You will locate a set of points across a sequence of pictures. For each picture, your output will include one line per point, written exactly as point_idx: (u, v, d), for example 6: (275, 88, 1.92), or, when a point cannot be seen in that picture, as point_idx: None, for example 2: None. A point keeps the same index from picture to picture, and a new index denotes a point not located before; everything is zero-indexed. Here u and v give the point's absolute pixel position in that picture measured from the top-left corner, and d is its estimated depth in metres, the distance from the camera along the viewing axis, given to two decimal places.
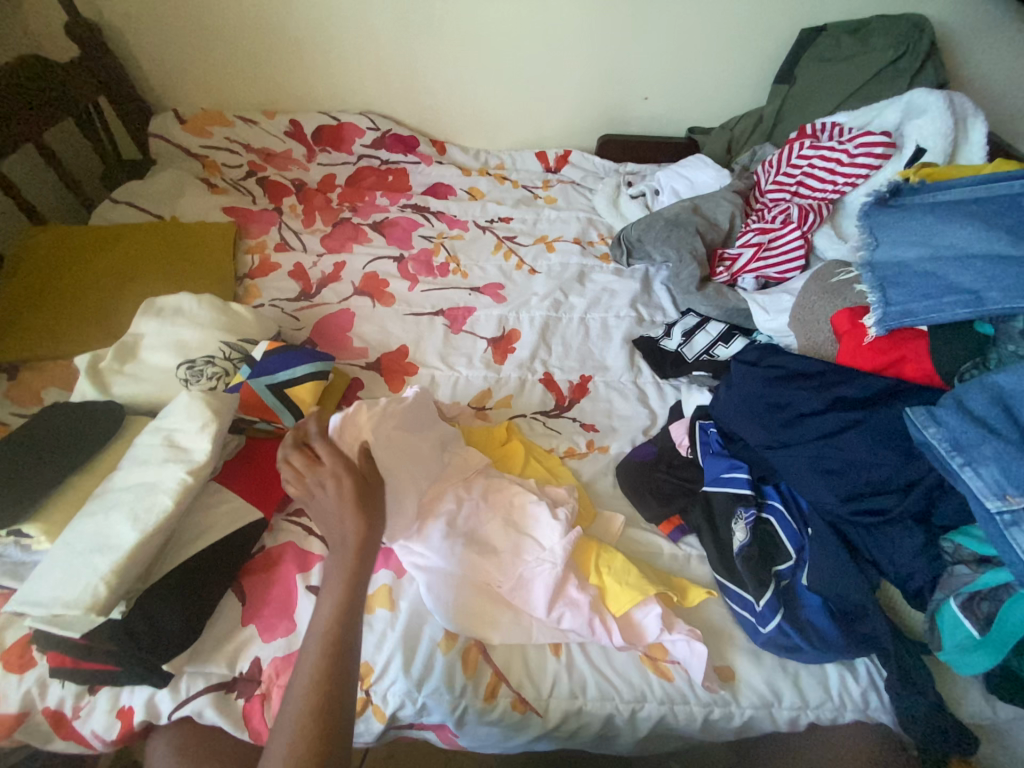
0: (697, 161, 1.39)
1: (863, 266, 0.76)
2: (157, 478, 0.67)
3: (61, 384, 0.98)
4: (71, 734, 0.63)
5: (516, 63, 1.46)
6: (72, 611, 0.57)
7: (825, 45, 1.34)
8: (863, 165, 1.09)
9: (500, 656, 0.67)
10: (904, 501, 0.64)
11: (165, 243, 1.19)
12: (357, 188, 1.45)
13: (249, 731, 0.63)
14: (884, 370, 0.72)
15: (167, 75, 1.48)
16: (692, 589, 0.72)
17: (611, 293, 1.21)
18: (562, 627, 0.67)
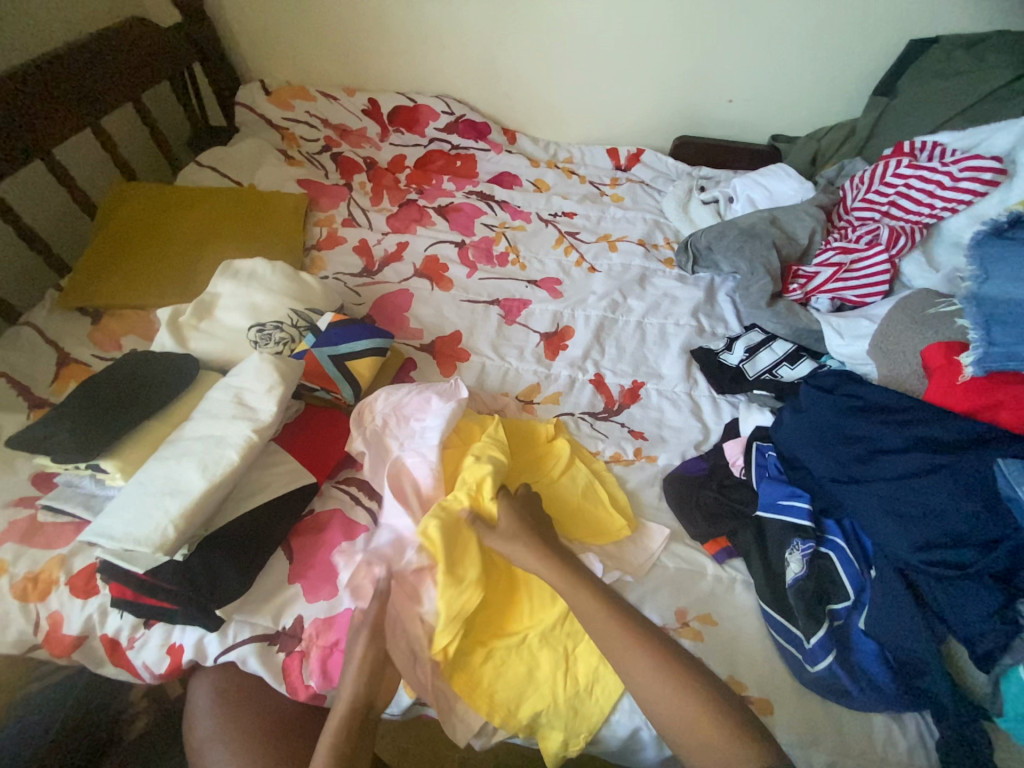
0: (778, 171, 1.32)
1: (966, 300, 0.71)
2: (225, 432, 0.70)
3: (138, 333, 1.04)
4: (124, 662, 0.67)
5: (598, 56, 1.43)
6: (141, 547, 0.61)
7: (937, 57, 1.24)
8: (967, 190, 1.00)
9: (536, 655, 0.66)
10: (984, 559, 0.59)
11: (242, 209, 1.24)
12: (425, 172, 1.47)
13: (285, 685, 0.65)
14: (976, 414, 0.67)
15: (259, 47, 1.53)
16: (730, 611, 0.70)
17: (671, 299, 1.18)
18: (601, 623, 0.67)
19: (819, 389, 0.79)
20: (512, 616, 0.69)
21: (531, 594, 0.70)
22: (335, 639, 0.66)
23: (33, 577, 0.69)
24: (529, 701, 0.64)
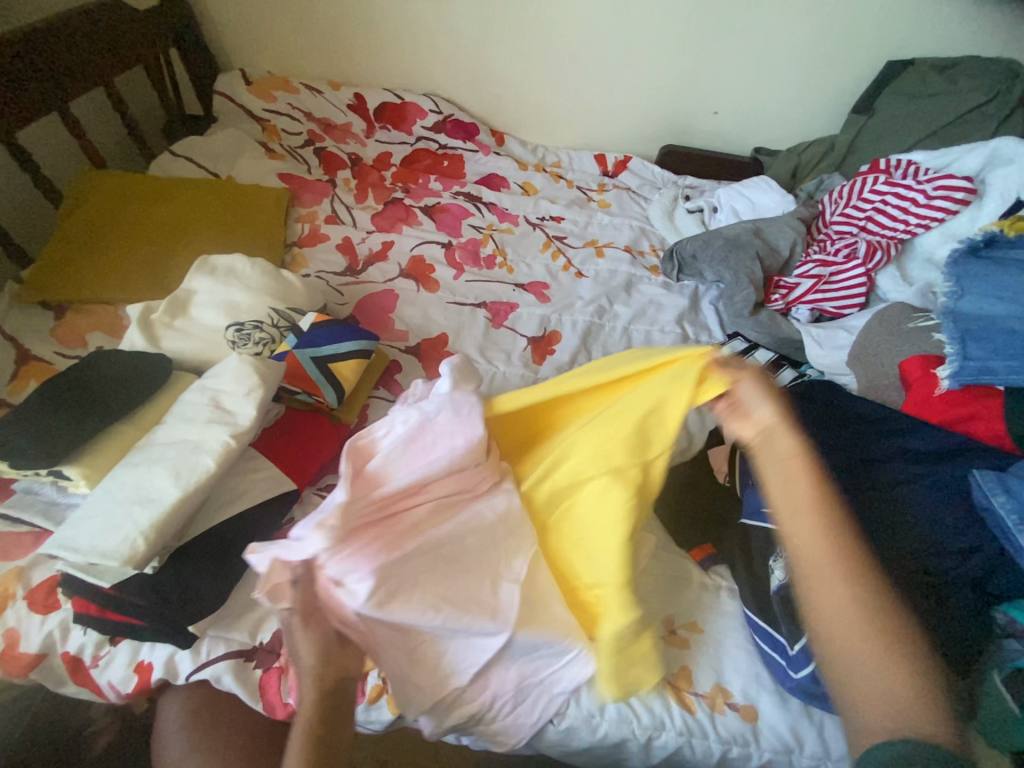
0: (761, 183, 1.35)
1: (943, 313, 0.73)
2: (201, 437, 0.67)
3: (106, 331, 0.99)
4: (88, 681, 0.63)
5: (587, 62, 1.43)
6: (108, 561, 0.57)
7: (911, 79, 1.29)
8: (940, 208, 1.05)
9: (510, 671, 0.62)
10: (961, 566, 0.60)
11: (221, 203, 1.19)
12: (412, 170, 1.44)
13: (262, 703, 0.62)
14: (951, 426, 0.69)
15: (239, 36, 1.48)
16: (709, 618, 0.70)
17: (657, 306, 1.19)
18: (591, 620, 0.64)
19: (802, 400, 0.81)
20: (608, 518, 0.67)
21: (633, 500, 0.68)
22: None
23: None
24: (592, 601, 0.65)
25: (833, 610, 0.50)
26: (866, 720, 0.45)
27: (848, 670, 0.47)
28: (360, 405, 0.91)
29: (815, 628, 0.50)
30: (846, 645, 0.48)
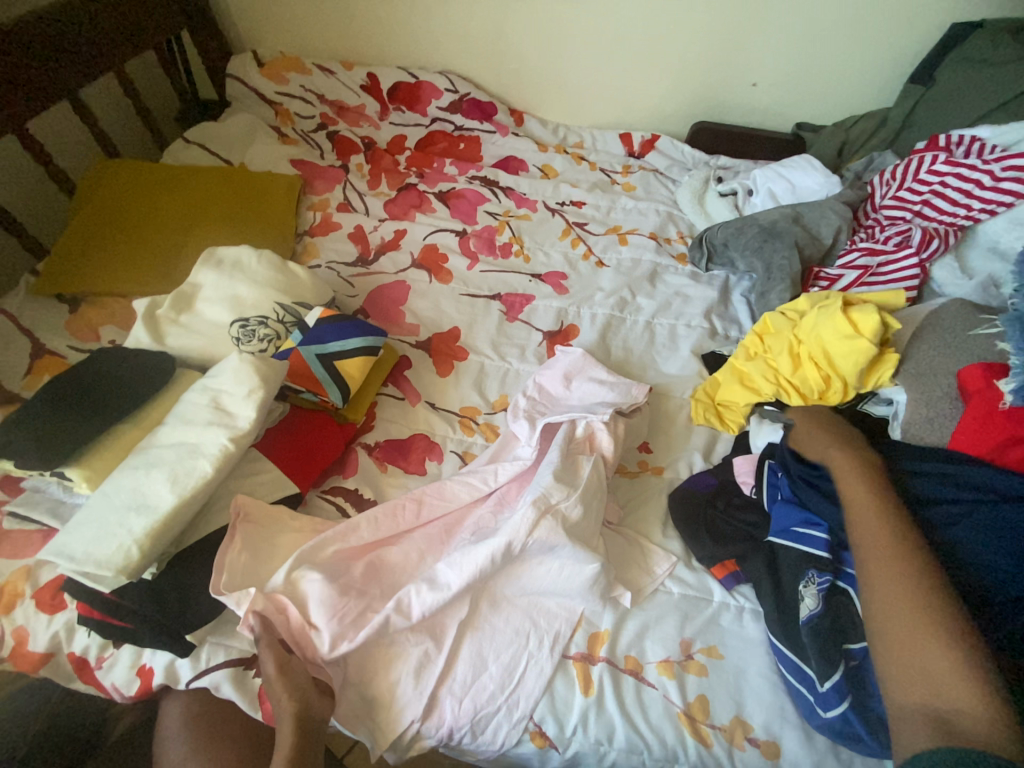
0: (802, 162, 1.24)
1: (1011, 319, 0.63)
2: (200, 441, 0.65)
3: (118, 324, 0.99)
4: (93, 681, 0.63)
5: (613, 32, 1.33)
6: (103, 571, 0.56)
7: (982, 41, 1.14)
8: (1008, 191, 0.93)
9: (476, 701, 0.61)
10: (1016, 616, 0.53)
11: (230, 191, 1.17)
12: (426, 154, 1.38)
13: (262, 712, 0.61)
14: (1018, 444, 0.59)
15: (251, 16, 1.44)
16: (716, 647, 0.66)
17: (683, 298, 1.11)
18: (568, 650, 0.65)
19: (808, 437, 0.75)
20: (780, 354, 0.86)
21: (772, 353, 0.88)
22: None
23: None
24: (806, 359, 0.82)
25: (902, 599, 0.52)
26: (908, 698, 0.49)
27: (902, 659, 0.50)
28: (367, 403, 0.88)
29: (881, 619, 0.53)
30: (910, 637, 0.51)
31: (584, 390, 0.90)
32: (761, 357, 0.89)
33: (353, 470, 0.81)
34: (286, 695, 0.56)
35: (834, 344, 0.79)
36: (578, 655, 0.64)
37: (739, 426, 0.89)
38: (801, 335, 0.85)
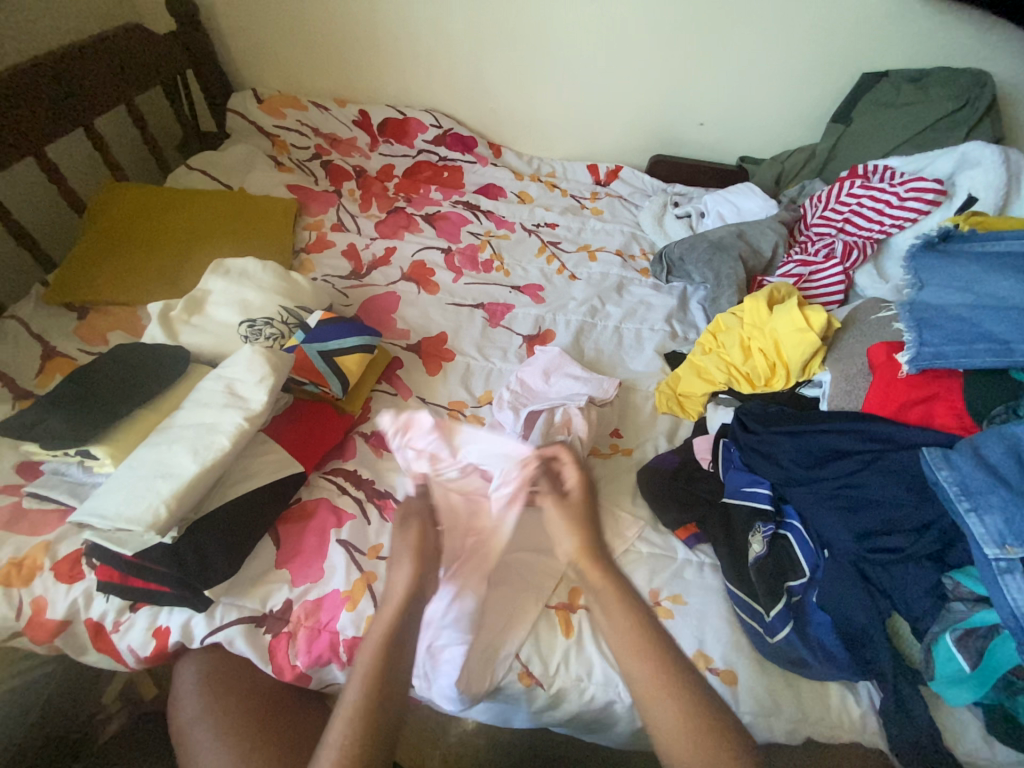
0: (745, 188, 1.42)
1: (902, 304, 0.77)
2: (217, 420, 0.72)
3: (126, 330, 1.06)
4: (108, 646, 0.70)
5: (579, 77, 1.51)
6: (133, 527, 0.63)
7: (886, 89, 1.36)
8: (912, 209, 1.11)
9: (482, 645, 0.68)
10: (916, 540, 0.64)
11: (232, 211, 1.27)
12: (414, 181, 1.52)
13: (272, 665, 0.67)
14: (914, 406, 0.73)
15: (252, 59, 1.58)
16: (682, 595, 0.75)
17: (647, 306, 1.25)
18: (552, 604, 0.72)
19: (750, 414, 0.85)
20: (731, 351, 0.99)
21: (723, 350, 1.00)
22: (324, 621, 0.69)
23: (16, 563, 0.70)
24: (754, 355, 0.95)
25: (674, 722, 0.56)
26: None
27: None
28: (363, 396, 0.96)
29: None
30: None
31: (566, 380, 1.00)
32: (715, 352, 1.01)
33: (352, 454, 0.88)
34: (404, 576, 0.66)
35: (784, 344, 0.92)
36: (560, 605, 0.72)
37: (699, 413, 1.01)
38: (749, 334, 0.98)
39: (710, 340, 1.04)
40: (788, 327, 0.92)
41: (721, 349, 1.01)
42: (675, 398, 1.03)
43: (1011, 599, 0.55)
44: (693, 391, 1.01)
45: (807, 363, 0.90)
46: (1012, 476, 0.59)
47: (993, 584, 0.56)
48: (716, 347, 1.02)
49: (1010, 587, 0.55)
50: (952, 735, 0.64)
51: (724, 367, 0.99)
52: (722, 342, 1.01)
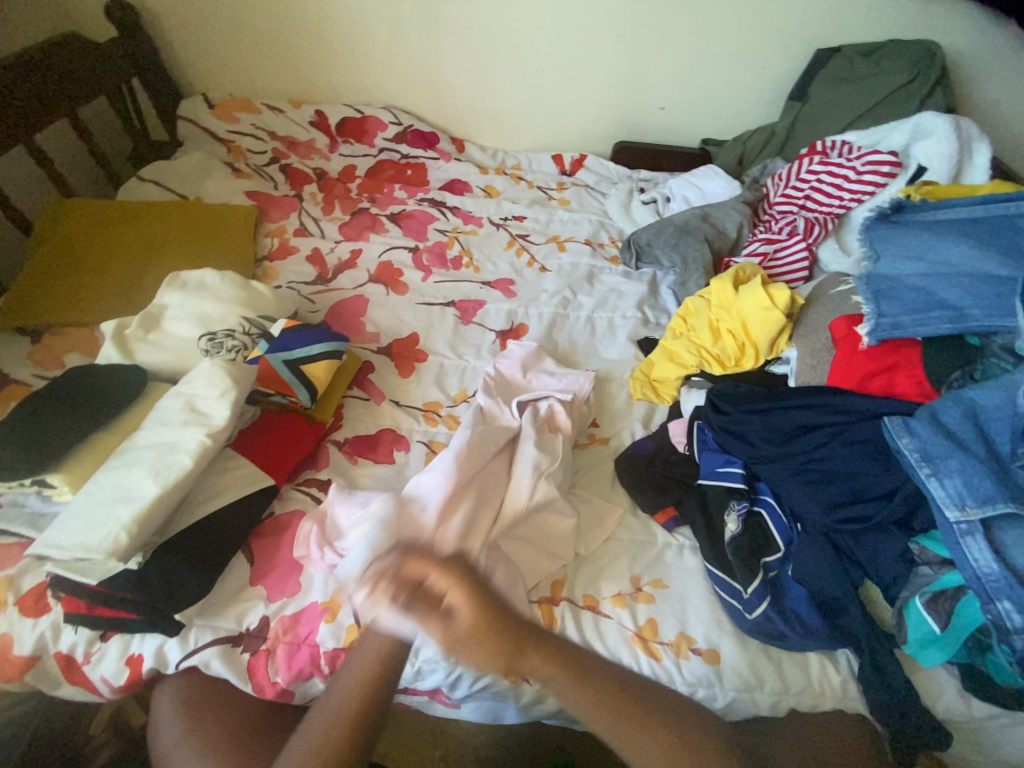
0: (708, 171, 1.43)
1: (860, 276, 0.78)
2: (178, 438, 0.70)
3: (82, 351, 1.02)
4: (81, 678, 0.68)
5: (537, 67, 1.50)
6: (94, 555, 0.61)
7: (840, 64, 1.38)
8: (869, 182, 1.12)
9: None
10: (883, 508, 0.65)
11: (189, 222, 1.23)
12: (377, 181, 1.49)
13: (252, 684, 0.66)
14: (876, 376, 0.75)
15: (201, 63, 1.53)
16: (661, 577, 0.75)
17: (618, 294, 1.25)
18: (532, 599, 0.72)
19: (722, 395, 0.86)
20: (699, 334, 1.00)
21: (693, 333, 1.01)
22: (303, 634, 0.68)
23: None
24: (722, 338, 0.97)
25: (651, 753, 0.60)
26: None
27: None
28: (334, 403, 0.94)
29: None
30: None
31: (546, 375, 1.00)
32: (686, 336, 1.02)
33: (325, 463, 0.87)
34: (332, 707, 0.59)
35: (750, 323, 0.93)
36: (542, 599, 0.73)
37: (674, 397, 1.01)
38: (715, 316, 0.99)
39: (680, 323, 1.04)
40: (754, 307, 0.93)
41: (691, 332, 1.02)
42: (649, 382, 1.03)
43: (973, 561, 0.56)
44: (666, 375, 1.01)
45: (774, 342, 0.92)
46: (969, 440, 0.60)
47: (955, 548, 0.57)
48: (685, 330, 1.03)
49: (971, 549, 0.57)
50: (930, 694, 0.66)
51: (695, 349, 0.99)
52: (692, 325, 1.02)
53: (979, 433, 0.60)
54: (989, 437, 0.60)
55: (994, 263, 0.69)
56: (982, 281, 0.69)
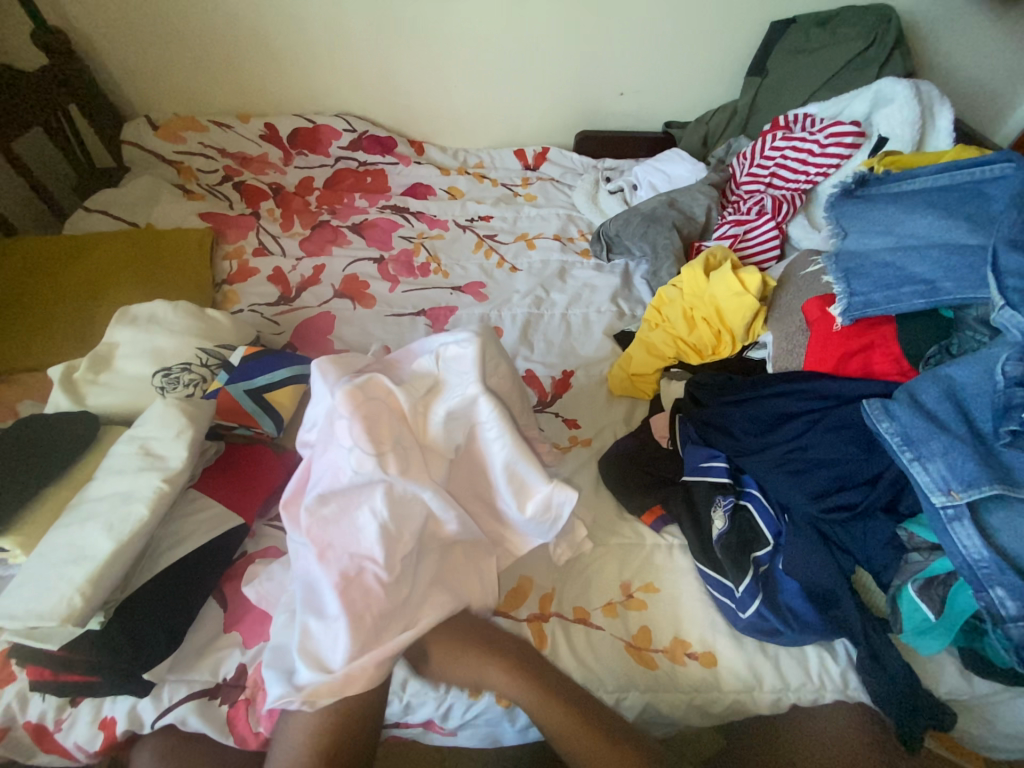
0: (673, 155, 1.40)
1: (829, 255, 0.76)
2: (132, 487, 0.66)
3: (36, 396, 0.97)
4: (55, 746, 0.64)
5: (490, 60, 1.45)
6: (47, 623, 0.57)
7: (797, 36, 1.35)
8: (834, 155, 1.10)
9: None
10: (868, 494, 0.64)
11: (139, 250, 1.17)
12: (335, 191, 1.44)
13: (234, 736, 0.63)
14: (853, 357, 0.73)
15: (140, 84, 1.47)
16: (653, 579, 0.74)
17: (591, 288, 1.22)
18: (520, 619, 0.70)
19: (702, 386, 0.84)
20: (674, 324, 0.97)
21: (667, 324, 0.98)
22: None
23: None
24: (697, 326, 0.94)
25: (616, 751, 0.59)
26: None
27: None
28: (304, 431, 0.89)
29: None
30: None
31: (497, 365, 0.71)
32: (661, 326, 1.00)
33: None
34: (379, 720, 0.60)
35: (722, 310, 0.91)
36: (532, 617, 0.70)
37: (655, 392, 0.98)
38: (688, 304, 0.96)
39: (653, 313, 1.01)
40: (725, 293, 0.91)
41: (665, 322, 0.99)
42: (629, 375, 0.99)
43: (962, 545, 0.55)
44: (644, 368, 0.97)
45: (749, 326, 0.90)
46: (950, 420, 0.59)
47: (942, 533, 0.56)
48: (659, 321, 1.00)
49: (959, 533, 0.55)
50: (931, 677, 0.65)
51: (671, 339, 0.96)
52: (665, 315, 0.99)
53: (959, 412, 0.59)
54: (969, 415, 0.59)
55: (963, 233, 0.67)
56: (952, 253, 0.67)
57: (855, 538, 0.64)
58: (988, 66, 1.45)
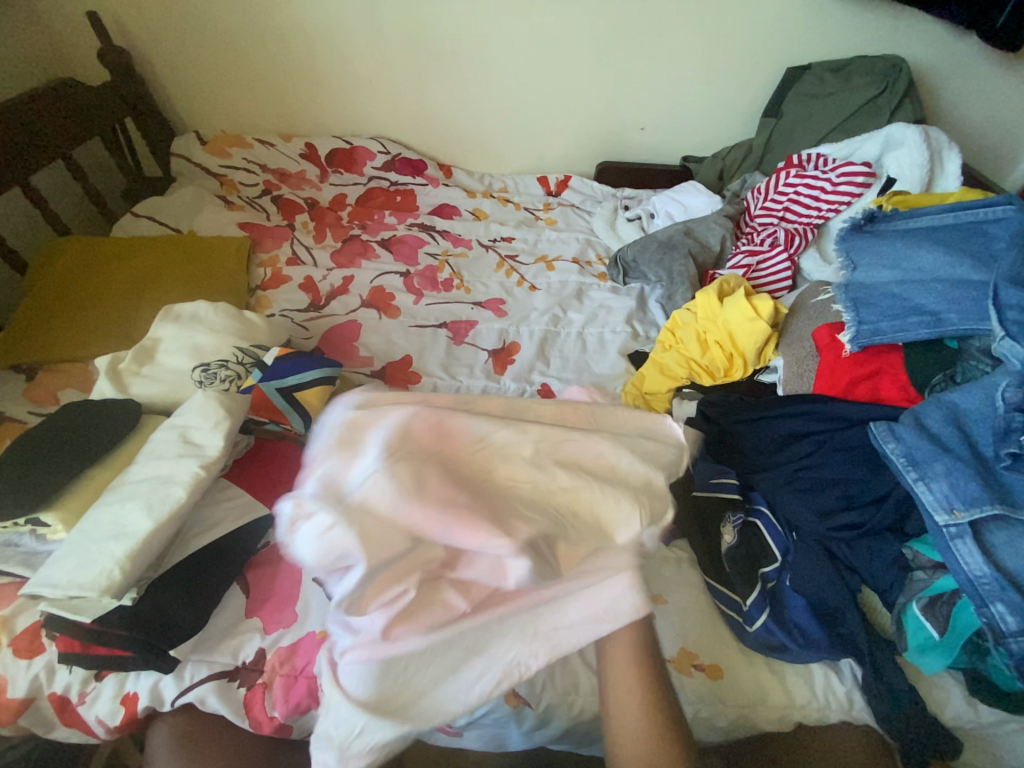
0: (690, 188, 1.47)
1: (839, 286, 0.80)
2: (171, 471, 0.70)
3: (78, 386, 1.03)
4: (76, 720, 0.66)
5: (519, 94, 1.55)
6: (87, 593, 0.60)
7: (811, 81, 1.43)
8: (846, 193, 1.15)
9: None
10: (874, 514, 0.66)
11: (182, 254, 1.25)
12: (367, 208, 1.52)
13: (249, 720, 0.65)
14: (862, 381, 0.76)
15: (194, 104, 1.58)
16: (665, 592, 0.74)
17: (607, 310, 1.27)
18: None
19: (712, 406, 0.87)
20: (686, 347, 1.00)
21: (681, 346, 1.02)
22: (300, 666, 0.67)
23: None
24: (710, 350, 0.98)
25: None
26: None
27: None
28: None
29: None
30: None
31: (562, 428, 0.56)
32: (675, 348, 1.03)
33: None
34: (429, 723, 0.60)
35: (734, 334, 0.95)
36: None
37: (666, 409, 1.00)
38: (701, 327, 1.00)
39: (666, 334, 1.05)
40: (739, 318, 0.94)
41: (677, 343, 1.03)
42: (640, 393, 1.03)
43: (964, 563, 0.57)
44: (654, 387, 1.01)
45: (761, 351, 0.93)
46: (953, 442, 0.61)
47: (945, 550, 0.58)
48: (672, 342, 1.04)
49: (961, 551, 0.57)
50: (936, 702, 0.65)
51: (683, 360, 1.00)
52: (677, 337, 1.03)
53: (963, 435, 0.61)
54: (973, 438, 0.61)
55: (967, 268, 0.71)
56: (957, 286, 0.70)
57: (860, 557, 0.66)
58: (996, 116, 1.52)
